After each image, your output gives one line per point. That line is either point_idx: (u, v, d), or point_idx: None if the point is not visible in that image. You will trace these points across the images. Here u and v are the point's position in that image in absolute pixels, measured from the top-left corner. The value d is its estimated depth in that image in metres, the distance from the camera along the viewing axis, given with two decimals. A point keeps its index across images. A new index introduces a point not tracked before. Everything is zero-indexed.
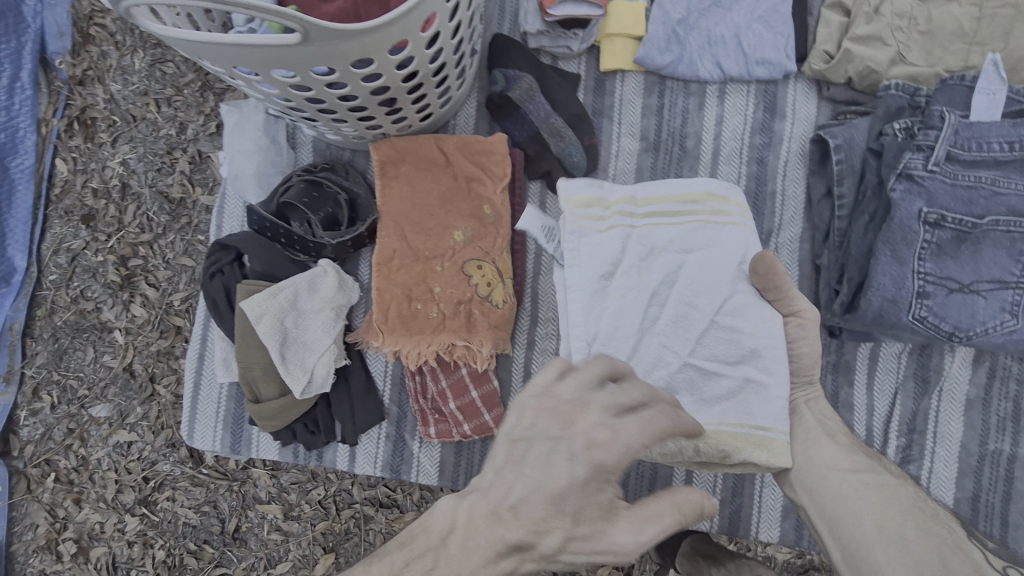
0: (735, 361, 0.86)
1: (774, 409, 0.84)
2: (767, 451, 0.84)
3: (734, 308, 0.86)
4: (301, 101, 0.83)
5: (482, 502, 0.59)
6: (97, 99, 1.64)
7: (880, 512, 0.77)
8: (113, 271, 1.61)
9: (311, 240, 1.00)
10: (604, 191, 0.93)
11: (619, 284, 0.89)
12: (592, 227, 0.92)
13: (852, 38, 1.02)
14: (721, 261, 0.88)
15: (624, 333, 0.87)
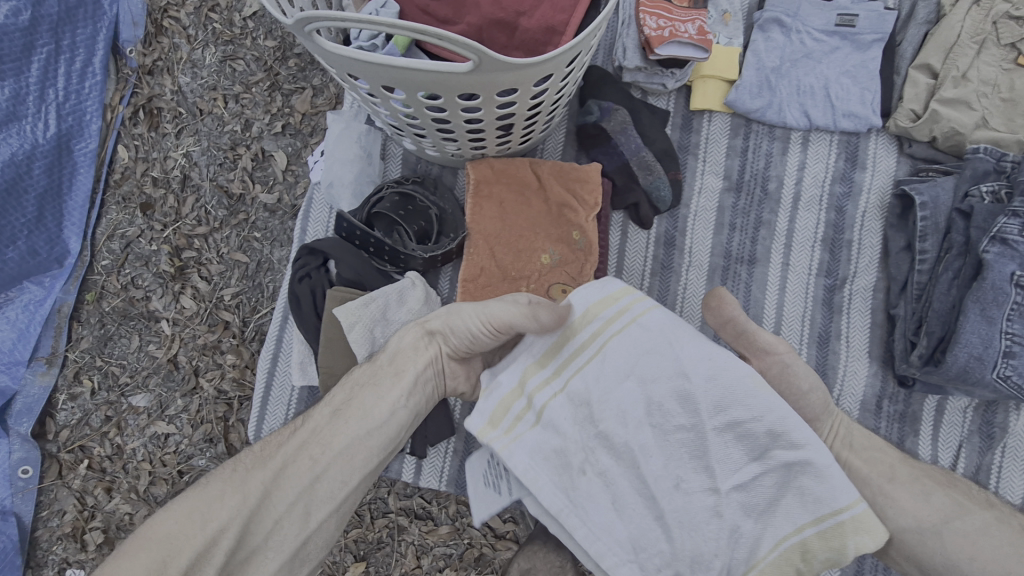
0: (756, 453, 0.69)
1: (833, 481, 0.66)
2: (864, 533, 0.66)
3: (721, 394, 0.68)
4: (427, 121, 0.85)
5: (423, 328, 0.85)
6: (164, 89, 1.64)
7: (992, 558, 0.72)
8: (166, 261, 1.60)
9: (403, 251, 1.01)
10: (506, 388, 0.77)
11: (604, 466, 0.72)
12: (527, 429, 0.76)
13: (940, 100, 1.05)
14: (659, 366, 0.70)
15: (644, 513, 0.71)
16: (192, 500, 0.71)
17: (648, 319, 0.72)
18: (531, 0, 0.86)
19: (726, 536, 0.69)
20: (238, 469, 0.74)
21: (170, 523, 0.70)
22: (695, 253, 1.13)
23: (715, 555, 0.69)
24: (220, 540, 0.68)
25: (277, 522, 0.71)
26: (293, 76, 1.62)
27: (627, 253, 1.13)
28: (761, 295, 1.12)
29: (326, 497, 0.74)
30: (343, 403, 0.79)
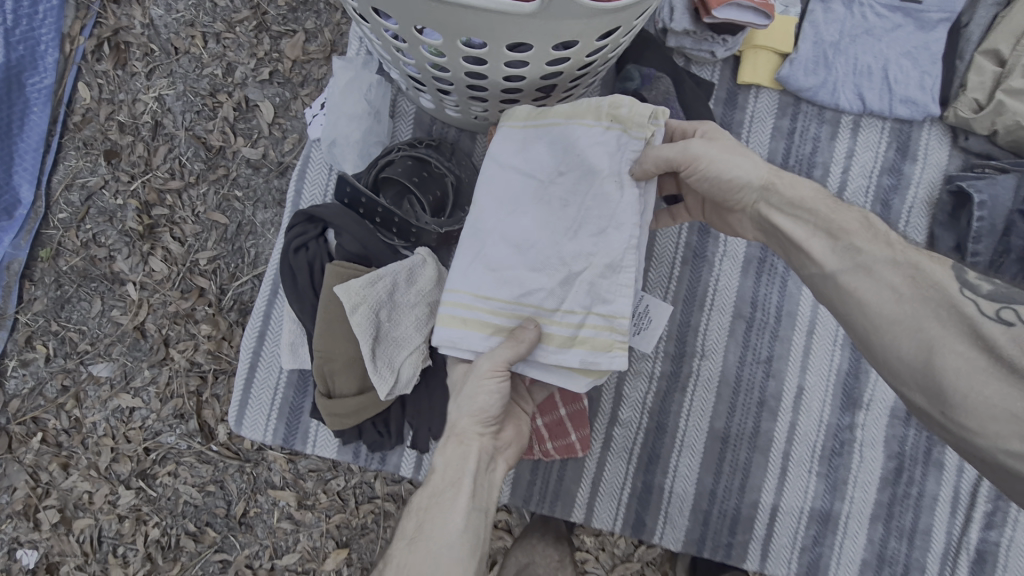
0: (509, 178, 0.76)
1: (506, 134, 0.78)
2: (524, 109, 0.78)
3: (483, 218, 0.75)
4: (460, 73, 0.73)
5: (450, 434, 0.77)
6: (133, 21, 1.45)
7: (871, 299, 0.66)
8: (133, 218, 1.43)
9: (415, 225, 0.90)
10: (575, 358, 0.74)
11: (586, 235, 0.73)
12: (599, 310, 0.73)
13: (1007, 89, 0.96)
14: (501, 266, 0.74)
15: (597, 196, 0.73)
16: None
17: (462, 288, 0.74)
18: None
19: (595, 149, 0.73)
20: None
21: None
22: (731, 242, 1.03)
23: (622, 152, 0.73)
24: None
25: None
26: (283, 17, 1.44)
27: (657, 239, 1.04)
28: (798, 291, 1.03)
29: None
30: (420, 519, 0.74)
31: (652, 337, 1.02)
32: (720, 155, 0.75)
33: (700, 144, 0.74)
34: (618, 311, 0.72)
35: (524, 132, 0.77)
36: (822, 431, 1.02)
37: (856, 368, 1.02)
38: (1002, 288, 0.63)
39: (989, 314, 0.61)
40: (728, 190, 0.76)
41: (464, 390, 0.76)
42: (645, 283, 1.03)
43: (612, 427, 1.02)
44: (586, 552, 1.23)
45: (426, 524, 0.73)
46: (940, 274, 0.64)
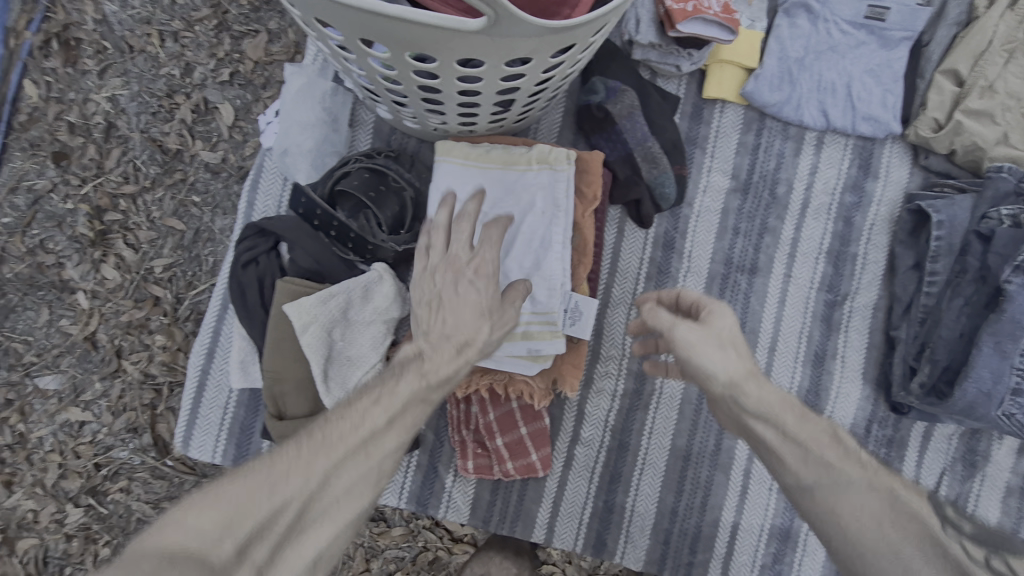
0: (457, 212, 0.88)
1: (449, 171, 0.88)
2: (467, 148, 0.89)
3: None
4: (412, 86, 0.70)
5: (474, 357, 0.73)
6: (85, 18, 1.39)
7: (857, 531, 0.61)
8: (84, 223, 1.37)
9: (372, 241, 0.88)
10: (524, 349, 0.88)
11: (520, 253, 0.88)
12: (537, 312, 0.88)
13: (965, 110, 0.98)
14: None
15: (530, 223, 0.88)
16: (234, 482, 0.62)
17: None
18: None
19: (530, 188, 0.89)
20: (273, 468, 0.62)
21: (197, 529, 0.58)
22: (694, 258, 1.03)
23: (555, 186, 0.89)
24: (250, 551, 0.58)
25: (305, 533, 0.61)
26: (244, 17, 1.39)
27: (621, 254, 1.02)
28: (760, 309, 1.03)
29: (348, 514, 0.64)
30: (394, 408, 0.68)
31: (615, 354, 1.01)
32: (700, 343, 0.69)
33: (688, 328, 0.71)
34: (550, 309, 0.88)
35: (467, 172, 0.89)
36: None
37: (816, 387, 1.02)
38: (983, 530, 0.64)
39: (976, 559, 0.60)
40: (713, 390, 0.70)
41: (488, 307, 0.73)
42: (608, 299, 1.01)
43: (573, 446, 1.00)
44: (553, 565, 1.15)
45: (398, 418, 0.68)
46: (918, 504, 0.63)
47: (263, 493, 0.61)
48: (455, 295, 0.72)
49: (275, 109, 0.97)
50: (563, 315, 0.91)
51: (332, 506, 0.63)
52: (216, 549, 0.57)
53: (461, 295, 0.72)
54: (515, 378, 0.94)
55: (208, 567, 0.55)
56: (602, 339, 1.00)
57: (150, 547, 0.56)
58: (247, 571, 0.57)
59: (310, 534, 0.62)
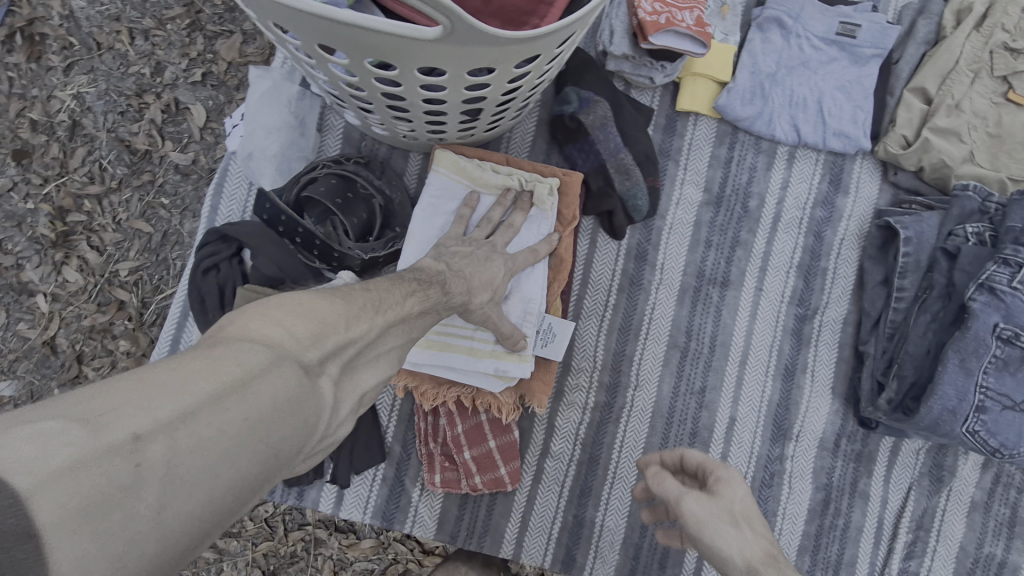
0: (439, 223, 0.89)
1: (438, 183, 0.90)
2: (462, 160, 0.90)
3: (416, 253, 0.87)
4: (375, 93, 0.69)
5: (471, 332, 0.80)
6: (52, 13, 1.35)
7: None
8: (46, 224, 1.33)
9: (338, 249, 0.85)
10: (493, 366, 0.88)
11: None
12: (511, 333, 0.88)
13: (933, 128, 0.99)
14: None
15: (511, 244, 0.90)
16: (312, 295, 0.52)
17: None
18: None
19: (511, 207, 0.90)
20: (347, 300, 0.55)
21: (287, 327, 0.48)
22: (667, 271, 1.03)
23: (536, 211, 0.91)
24: (330, 366, 0.50)
25: (360, 370, 0.55)
26: (219, 17, 1.37)
27: (594, 265, 1.01)
28: (731, 321, 1.03)
29: (387, 373, 0.59)
30: (431, 302, 0.65)
31: (586, 367, 1.00)
32: (708, 520, 0.65)
33: (695, 502, 0.68)
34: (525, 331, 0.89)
35: (454, 185, 0.90)
36: (753, 463, 1.01)
37: (786, 400, 1.02)
38: None
39: None
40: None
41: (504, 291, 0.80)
42: (579, 310, 1.00)
43: (543, 459, 0.98)
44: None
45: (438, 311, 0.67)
46: None
47: (344, 315, 0.53)
48: (483, 261, 0.78)
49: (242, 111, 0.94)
50: (536, 334, 0.92)
51: (380, 357, 0.58)
52: (306, 348, 0.48)
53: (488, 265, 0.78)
54: (484, 391, 0.92)
55: (304, 364, 0.47)
56: (573, 352, 0.99)
57: (224, 339, 0.45)
58: (330, 384, 0.49)
59: (361, 375, 0.55)
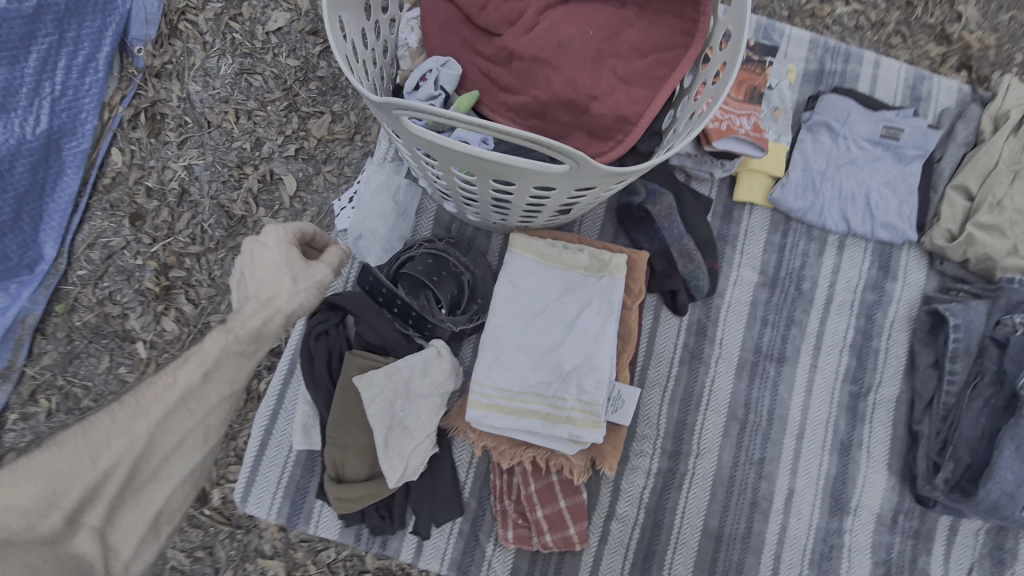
0: (520, 302, 0.99)
1: (519, 266, 0.99)
2: (539, 244, 1.00)
3: (502, 330, 0.97)
4: (486, 197, 0.80)
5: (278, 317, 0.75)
6: (171, 95, 1.44)
7: None
8: (151, 278, 1.39)
9: (432, 320, 0.95)
10: (568, 430, 0.95)
11: (571, 347, 0.97)
12: (583, 402, 0.95)
13: (977, 224, 1.07)
14: (518, 366, 0.97)
15: (583, 323, 0.97)
16: (50, 451, 0.67)
17: (485, 381, 0.96)
18: (606, 85, 0.82)
19: (586, 289, 0.99)
20: (94, 439, 0.69)
21: (19, 500, 0.64)
22: (725, 346, 1.10)
23: (610, 291, 0.99)
24: (90, 508, 0.69)
25: (149, 482, 0.74)
26: (313, 100, 1.44)
27: (658, 338, 1.10)
28: (788, 396, 1.09)
29: (187, 463, 0.76)
30: (209, 366, 0.74)
31: (651, 434, 1.07)
32: None
33: None
34: (595, 401, 0.95)
35: (534, 264, 0.99)
36: (812, 535, 1.05)
37: (843, 474, 1.07)
38: None
39: None
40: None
41: (296, 268, 0.75)
42: (644, 380, 1.08)
43: (609, 520, 1.04)
44: None
45: (218, 367, 0.75)
46: None
47: (85, 460, 0.68)
48: (257, 258, 0.74)
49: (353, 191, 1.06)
50: (606, 403, 0.98)
51: (166, 464, 0.75)
52: (47, 518, 0.66)
53: (259, 260, 0.74)
54: (556, 452, 1.00)
55: (50, 534, 0.66)
56: (639, 420, 1.06)
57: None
58: (91, 524, 0.69)
59: (150, 489, 0.74)
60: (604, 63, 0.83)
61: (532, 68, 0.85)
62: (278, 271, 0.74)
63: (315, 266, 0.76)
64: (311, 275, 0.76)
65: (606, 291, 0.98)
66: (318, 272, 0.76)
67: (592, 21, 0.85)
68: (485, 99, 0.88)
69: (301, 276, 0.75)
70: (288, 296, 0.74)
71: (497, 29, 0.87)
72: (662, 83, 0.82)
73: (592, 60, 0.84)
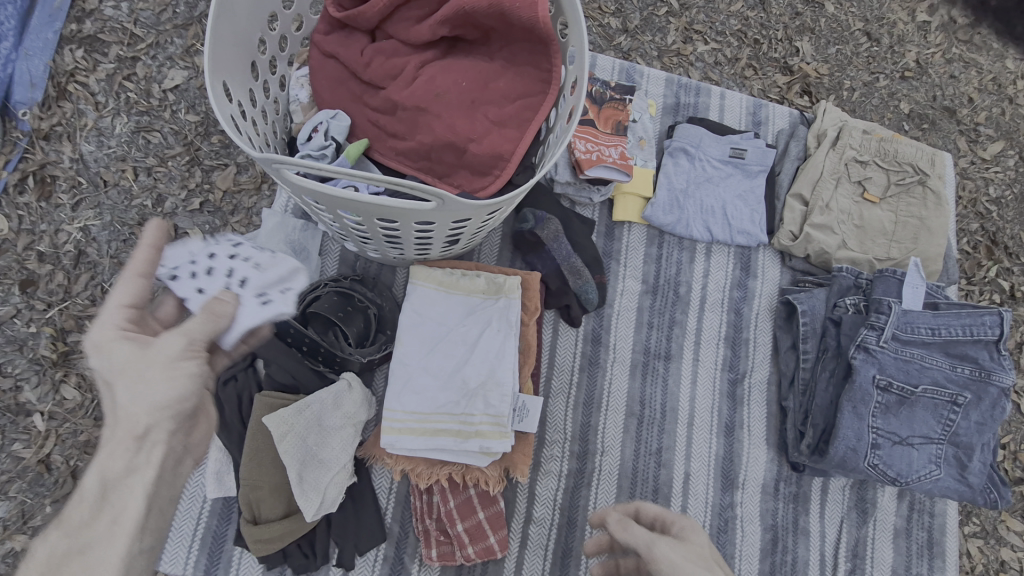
0: (425, 330, 1.06)
1: (422, 297, 1.06)
2: (439, 275, 1.08)
3: (408, 357, 1.04)
4: (377, 235, 0.88)
5: (134, 397, 0.68)
6: (62, 156, 1.41)
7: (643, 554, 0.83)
8: (47, 345, 1.31)
9: (340, 354, 1.01)
10: (479, 441, 1.01)
11: (475, 365, 1.04)
12: (490, 413, 1.02)
13: (812, 225, 1.27)
14: (427, 388, 1.03)
15: (486, 342, 1.05)
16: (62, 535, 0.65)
17: (396, 407, 1.01)
18: (481, 128, 0.93)
19: (484, 312, 1.07)
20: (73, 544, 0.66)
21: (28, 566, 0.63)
22: (619, 350, 1.22)
23: (508, 312, 1.07)
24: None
25: None
26: (216, 152, 1.44)
27: (558, 350, 1.20)
28: (677, 389, 1.22)
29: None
30: (123, 487, 0.69)
31: (559, 439, 1.16)
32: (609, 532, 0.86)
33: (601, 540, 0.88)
34: (501, 412, 1.02)
35: (435, 293, 1.07)
36: (708, 512, 1.17)
37: (730, 454, 1.20)
38: None
39: None
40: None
41: (152, 369, 0.68)
42: (549, 389, 1.18)
43: (527, 526, 1.11)
44: None
45: (104, 524, 0.68)
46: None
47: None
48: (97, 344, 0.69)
49: (217, 233, 0.83)
50: (513, 414, 1.06)
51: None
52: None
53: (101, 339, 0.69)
54: (472, 467, 1.05)
55: None
56: (547, 427, 1.15)
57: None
58: None
59: None
60: (479, 110, 0.95)
61: (415, 117, 0.95)
62: (109, 344, 0.69)
63: (191, 363, 0.70)
64: (175, 378, 0.69)
65: (503, 312, 1.07)
66: (195, 374, 0.70)
67: (466, 73, 0.96)
68: (375, 145, 0.99)
69: (162, 365, 0.69)
70: (136, 401, 0.67)
71: (382, 83, 0.97)
72: (529, 124, 0.94)
73: (468, 107, 0.95)
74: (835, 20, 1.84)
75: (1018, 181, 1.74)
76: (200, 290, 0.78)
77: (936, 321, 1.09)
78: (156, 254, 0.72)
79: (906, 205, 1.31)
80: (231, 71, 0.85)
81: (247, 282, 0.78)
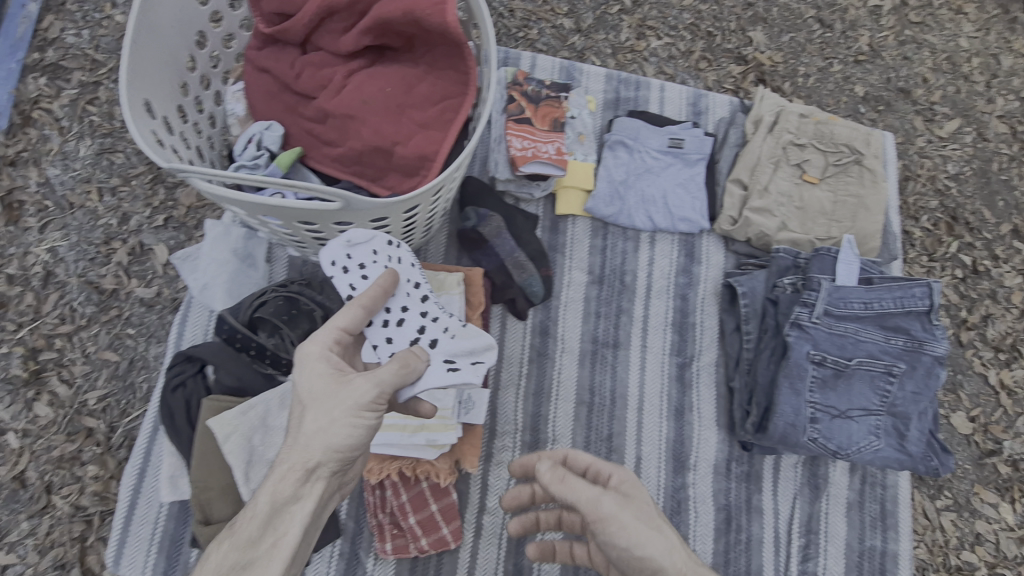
0: None
1: None
2: None
3: None
4: (306, 236, 0.93)
5: (318, 426, 0.72)
6: (28, 181, 1.45)
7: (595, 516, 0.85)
8: (19, 365, 1.35)
9: (285, 354, 1.05)
10: (425, 433, 1.04)
11: None
12: (435, 406, 1.05)
13: (750, 209, 1.30)
14: None
15: None
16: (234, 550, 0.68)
17: None
18: (405, 131, 0.97)
19: None
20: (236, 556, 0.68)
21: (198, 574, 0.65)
22: (567, 340, 1.25)
23: (450, 307, 1.10)
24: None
25: None
26: None
27: (506, 343, 1.23)
28: (626, 375, 1.25)
29: None
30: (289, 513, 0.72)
31: (510, 430, 1.19)
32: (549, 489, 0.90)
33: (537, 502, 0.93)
34: (444, 404, 1.05)
35: None
36: (661, 494, 1.20)
37: (680, 436, 1.23)
38: None
39: None
40: (631, 561, 0.78)
41: (342, 405, 0.72)
42: (498, 382, 1.21)
43: (480, 516, 1.13)
44: None
45: (266, 547, 0.70)
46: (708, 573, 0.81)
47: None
48: (306, 362, 0.75)
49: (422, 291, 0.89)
50: (458, 406, 1.09)
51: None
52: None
53: (310, 357, 0.75)
54: (421, 460, 1.08)
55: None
56: (497, 418, 1.18)
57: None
58: None
59: None
60: (404, 113, 0.98)
61: (344, 124, 0.99)
62: (321, 370, 0.74)
63: (372, 416, 0.74)
64: (360, 424, 0.73)
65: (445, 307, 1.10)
66: (370, 426, 0.74)
67: (389, 79, 0.99)
68: (310, 153, 1.02)
69: (359, 403, 0.73)
70: (322, 434, 0.71)
71: (312, 93, 1.01)
72: (452, 124, 0.98)
73: (393, 111, 0.98)
74: (788, 9, 1.86)
75: (978, 158, 1.74)
76: (388, 341, 0.85)
77: (869, 296, 1.11)
78: (382, 292, 0.81)
79: (844, 184, 1.34)
80: (155, 90, 0.89)
81: (439, 343, 0.86)
